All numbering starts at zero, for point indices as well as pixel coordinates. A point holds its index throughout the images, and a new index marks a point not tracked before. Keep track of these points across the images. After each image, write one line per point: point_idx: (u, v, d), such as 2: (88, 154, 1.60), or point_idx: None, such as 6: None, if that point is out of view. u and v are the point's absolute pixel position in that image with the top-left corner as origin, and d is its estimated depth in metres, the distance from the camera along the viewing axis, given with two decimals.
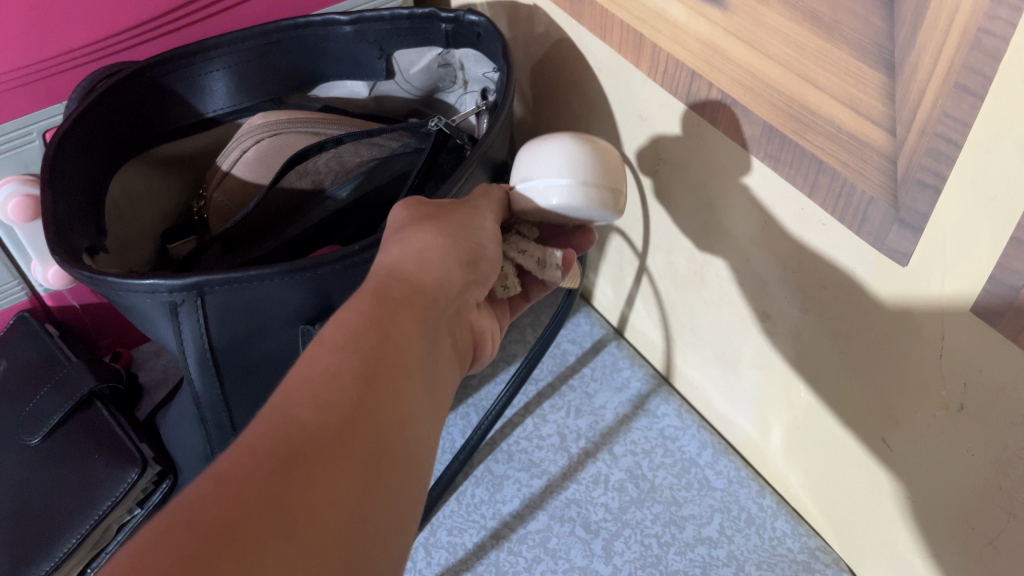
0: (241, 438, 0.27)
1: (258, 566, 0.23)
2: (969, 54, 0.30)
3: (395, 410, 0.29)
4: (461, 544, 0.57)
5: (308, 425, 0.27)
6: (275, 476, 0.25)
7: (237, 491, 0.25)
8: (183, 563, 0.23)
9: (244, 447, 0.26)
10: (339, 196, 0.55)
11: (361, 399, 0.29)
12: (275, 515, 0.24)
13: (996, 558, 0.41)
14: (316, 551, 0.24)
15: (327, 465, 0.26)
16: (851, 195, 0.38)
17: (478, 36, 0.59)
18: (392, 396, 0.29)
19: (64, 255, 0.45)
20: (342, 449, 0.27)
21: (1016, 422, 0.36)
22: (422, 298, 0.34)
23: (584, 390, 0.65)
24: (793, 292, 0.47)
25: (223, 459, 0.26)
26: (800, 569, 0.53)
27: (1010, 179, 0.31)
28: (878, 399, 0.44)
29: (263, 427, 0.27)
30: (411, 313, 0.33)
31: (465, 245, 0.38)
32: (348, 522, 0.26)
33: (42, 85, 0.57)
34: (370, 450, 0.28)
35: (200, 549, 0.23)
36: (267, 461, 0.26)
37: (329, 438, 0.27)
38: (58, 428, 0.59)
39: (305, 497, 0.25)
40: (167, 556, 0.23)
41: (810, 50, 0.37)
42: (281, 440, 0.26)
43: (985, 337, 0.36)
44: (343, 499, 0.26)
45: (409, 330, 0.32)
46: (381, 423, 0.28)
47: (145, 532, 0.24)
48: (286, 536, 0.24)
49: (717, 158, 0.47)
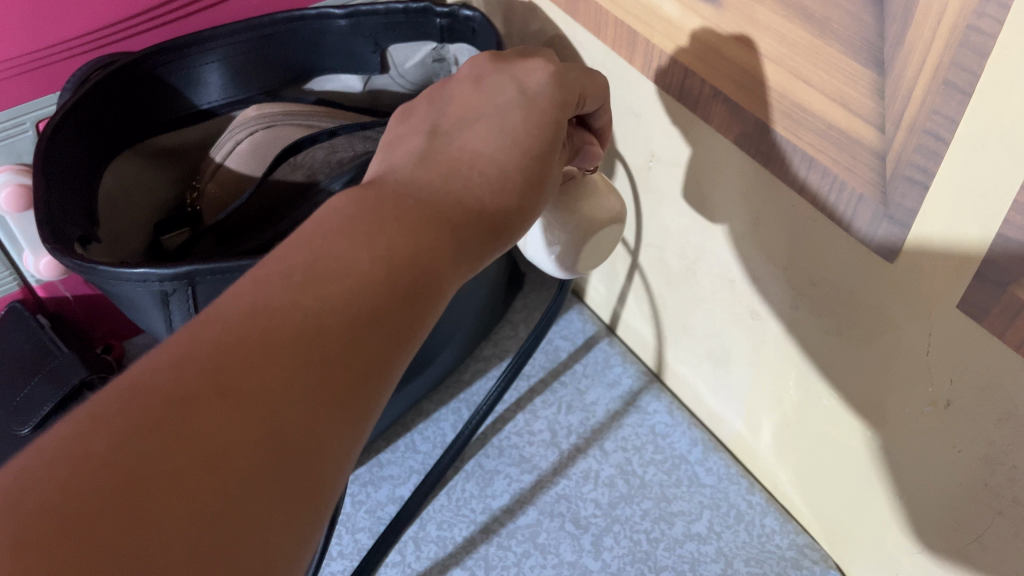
0: (225, 319, 0.25)
1: (228, 491, 0.22)
2: (958, 51, 0.30)
3: (381, 318, 0.27)
4: (449, 538, 0.57)
5: (307, 335, 0.25)
6: (262, 387, 0.24)
7: (221, 395, 0.23)
8: (117, 444, 0.22)
9: (211, 332, 0.25)
10: (332, 187, 0.52)
11: (344, 301, 0.26)
12: (257, 435, 0.23)
13: (982, 555, 0.41)
14: (261, 453, 0.23)
15: (318, 389, 0.25)
16: (842, 190, 0.38)
17: (473, 31, 0.60)
18: (380, 307, 0.27)
19: (55, 243, 0.45)
20: (336, 374, 0.25)
21: (1002, 420, 0.36)
22: (465, 223, 0.31)
23: (576, 386, 0.65)
24: (784, 288, 0.47)
25: (217, 349, 0.24)
26: (788, 565, 0.53)
27: (995, 176, 0.31)
28: (866, 395, 0.44)
29: (268, 320, 0.25)
30: (446, 231, 0.30)
31: (532, 183, 0.35)
32: (328, 454, 0.25)
33: (37, 74, 0.57)
34: (342, 359, 0.25)
35: (171, 460, 0.22)
36: (259, 366, 0.24)
37: (330, 355, 0.25)
38: (49, 418, 0.59)
39: (260, 396, 0.23)
40: (105, 435, 0.22)
41: (801, 46, 0.37)
42: (247, 331, 0.25)
43: (971, 333, 0.36)
44: (301, 405, 0.24)
45: (439, 253, 0.29)
46: (370, 338, 0.26)
47: (112, 420, 0.22)
48: (229, 433, 0.23)
49: (710, 154, 0.48)
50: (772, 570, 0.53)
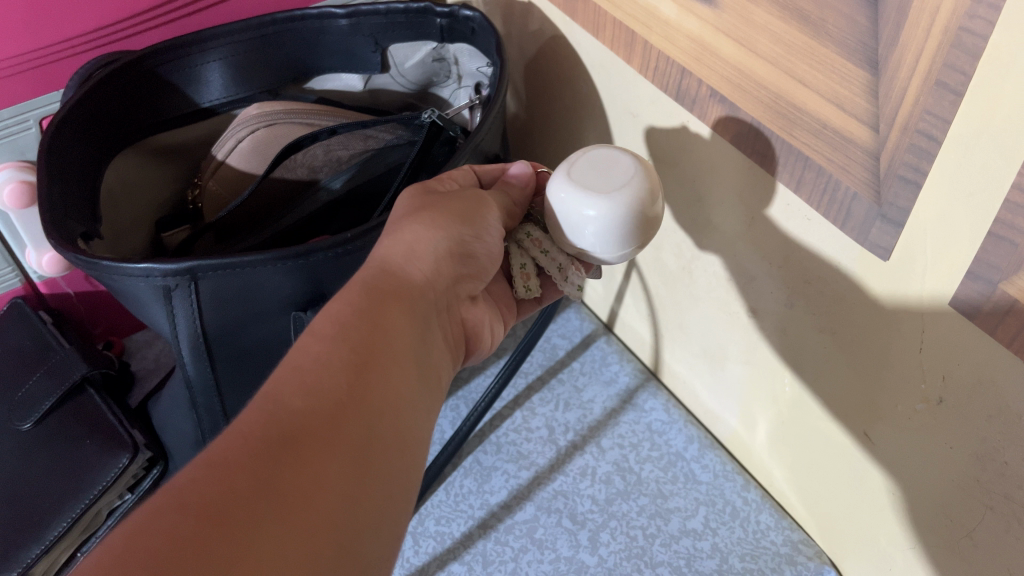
0: (245, 419, 0.29)
1: (249, 549, 0.25)
2: (950, 52, 0.31)
3: (384, 396, 0.31)
4: (448, 534, 0.57)
5: (298, 410, 0.29)
6: (266, 460, 0.27)
7: (230, 474, 0.27)
8: (174, 543, 0.24)
9: (235, 433, 0.28)
10: (332, 186, 0.55)
11: (351, 383, 0.31)
12: (266, 498, 0.26)
13: (973, 551, 0.41)
14: (308, 530, 0.26)
15: (317, 451, 0.28)
16: (835, 190, 0.39)
17: (473, 31, 0.60)
18: (381, 385, 0.31)
19: (59, 238, 0.46)
20: (331, 436, 0.29)
21: (993, 416, 0.37)
22: (409, 291, 0.36)
23: (573, 384, 0.66)
24: (779, 287, 0.48)
25: (248, 446, 0.27)
26: (783, 561, 0.54)
27: (985, 175, 0.32)
28: (860, 394, 0.45)
29: (261, 410, 0.29)
30: (402, 301, 0.35)
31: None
32: (340, 507, 0.27)
33: (41, 72, 0.58)
34: (359, 435, 0.29)
35: (195, 533, 0.25)
36: (259, 444, 0.28)
37: (320, 423, 0.29)
38: (49, 414, 0.60)
39: (295, 478, 0.27)
40: (160, 537, 0.25)
41: (796, 46, 0.37)
42: (271, 425, 0.28)
43: (963, 331, 0.36)
44: (333, 482, 0.28)
45: (402, 323, 0.34)
46: (378, 414, 0.31)
47: (161, 521, 0.25)
48: (275, 519, 0.26)
49: (706, 154, 0.48)
50: (767, 566, 0.54)
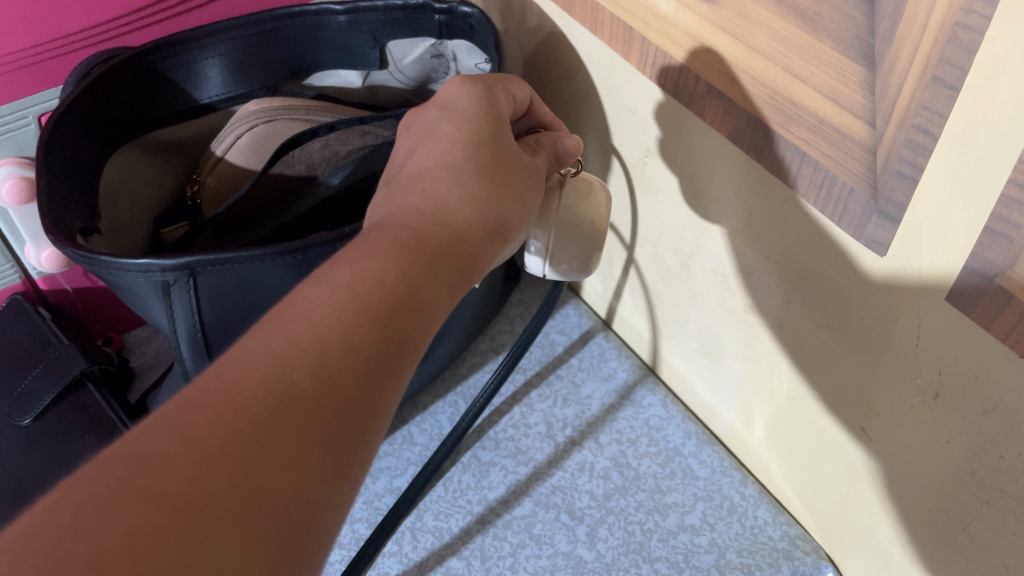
0: (229, 391, 0.27)
1: (211, 556, 0.24)
2: (947, 47, 0.31)
3: (380, 384, 0.29)
4: (446, 529, 0.57)
5: (286, 394, 0.27)
6: (244, 447, 0.26)
7: (204, 465, 0.25)
8: (136, 530, 0.23)
9: (216, 409, 0.26)
10: (331, 183, 0.54)
11: (347, 368, 0.28)
12: (238, 499, 0.25)
13: (972, 546, 0.41)
14: (275, 528, 0.25)
15: (297, 444, 0.27)
16: (832, 185, 0.39)
17: (471, 27, 0.61)
18: (378, 370, 0.29)
19: (59, 233, 0.46)
20: (314, 428, 0.27)
21: (988, 410, 0.37)
22: (438, 266, 0.33)
23: (572, 379, 0.66)
24: (776, 282, 0.48)
25: (224, 429, 0.26)
26: (780, 556, 0.54)
27: (982, 169, 0.32)
28: (856, 389, 0.45)
29: (247, 389, 0.27)
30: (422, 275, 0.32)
31: (506, 190, 0.38)
32: (310, 502, 0.27)
33: (40, 68, 0.58)
34: (344, 427, 0.28)
35: (159, 521, 0.24)
36: (240, 427, 0.26)
37: (309, 421, 0.27)
38: (49, 409, 0.60)
39: (269, 472, 0.26)
40: (123, 520, 0.23)
41: (794, 43, 0.37)
42: (253, 407, 0.26)
43: (959, 325, 0.36)
44: (307, 477, 0.27)
45: (419, 299, 0.31)
46: (367, 403, 0.29)
47: (126, 502, 0.24)
48: (242, 513, 0.25)
49: (704, 149, 0.48)
50: (765, 562, 0.54)
